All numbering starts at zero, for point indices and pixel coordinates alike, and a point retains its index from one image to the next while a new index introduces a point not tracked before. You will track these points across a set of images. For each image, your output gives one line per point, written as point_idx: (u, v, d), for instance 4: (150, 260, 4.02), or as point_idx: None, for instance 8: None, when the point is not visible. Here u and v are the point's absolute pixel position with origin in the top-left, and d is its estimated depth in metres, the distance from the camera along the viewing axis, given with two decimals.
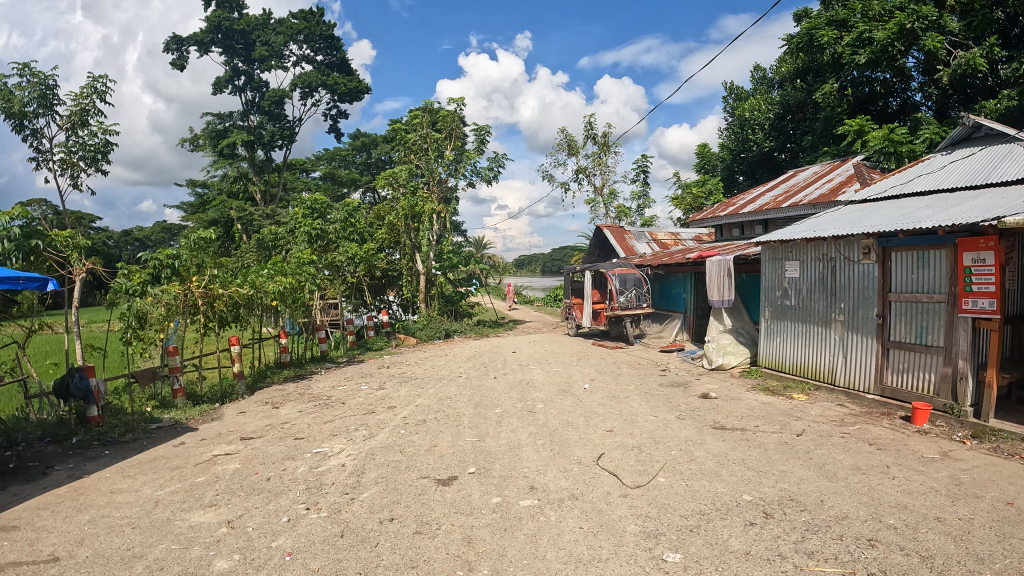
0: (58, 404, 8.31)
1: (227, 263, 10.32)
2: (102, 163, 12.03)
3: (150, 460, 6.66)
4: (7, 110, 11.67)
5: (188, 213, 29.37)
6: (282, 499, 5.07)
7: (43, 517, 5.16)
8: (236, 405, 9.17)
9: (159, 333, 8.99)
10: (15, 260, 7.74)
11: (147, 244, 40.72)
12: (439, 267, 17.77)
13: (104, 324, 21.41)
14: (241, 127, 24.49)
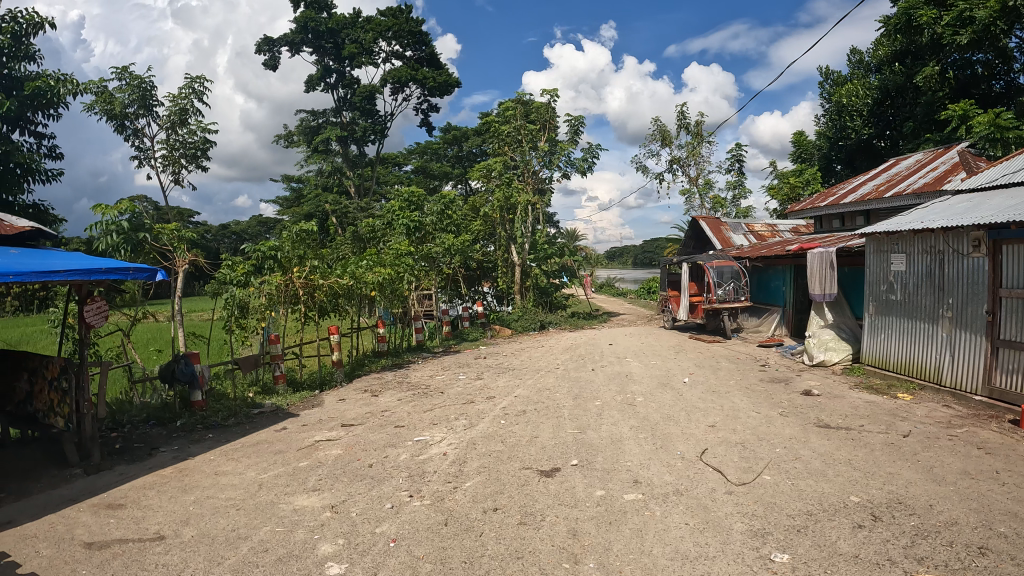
0: (160, 389, 8.76)
1: (327, 255, 10.59)
2: (202, 159, 12.51)
3: (253, 444, 6.90)
4: (109, 112, 12.25)
5: (284, 208, 30.36)
6: (385, 485, 5.17)
7: (150, 496, 5.42)
8: (335, 392, 9.43)
9: (260, 321, 9.29)
10: (124, 252, 8.33)
11: (244, 237, 42.35)
12: (535, 258, 17.91)
13: (207, 313, 22.45)
14: (334, 124, 25.12)
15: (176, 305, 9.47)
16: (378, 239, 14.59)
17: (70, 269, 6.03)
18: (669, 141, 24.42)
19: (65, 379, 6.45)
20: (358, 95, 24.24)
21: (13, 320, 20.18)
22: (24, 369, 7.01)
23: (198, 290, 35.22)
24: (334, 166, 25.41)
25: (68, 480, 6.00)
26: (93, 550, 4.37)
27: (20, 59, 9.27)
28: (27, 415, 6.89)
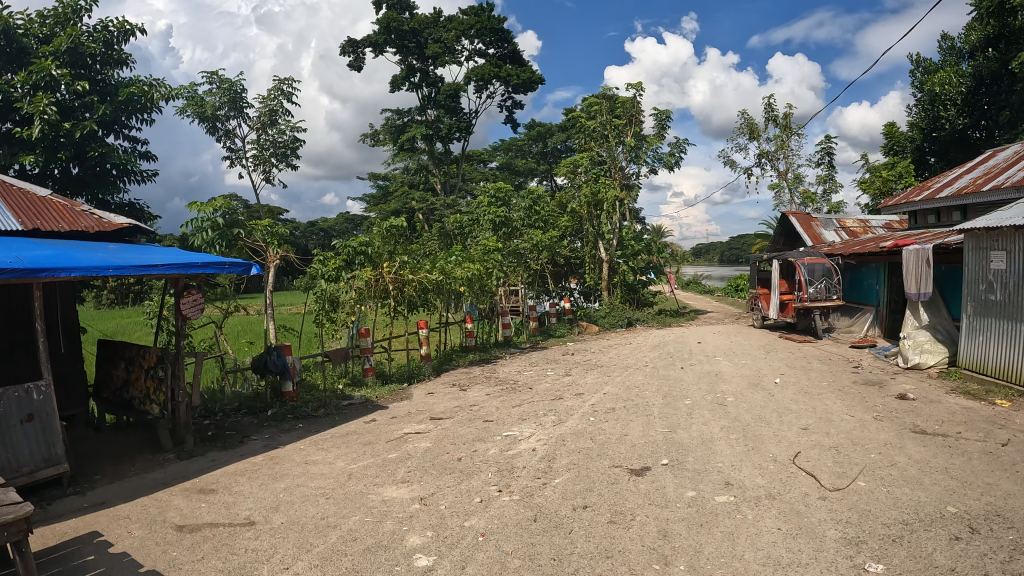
0: (251, 379, 9.16)
1: (418, 250, 10.80)
2: (292, 159, 12.87)
3: (342, 435, 7.09)
4: (202, 115, 12.74)
5: (371, 204, 30.99)
6: (474, 479, 5.23)
7: (240, 483, 5.63)
8: (423, 385, 9.61)
9: (349, 316, 9.74)
10: (218, 247, 8.75)
11: (331, 233, 43.45)
12: (623, 256, 17.48)
13: (296, 306, 23.17)
14: (419, 122, 25.44)
15: (267, 299, 9.76)
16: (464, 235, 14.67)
17: (168, 263, 6.32)
18: (757, 135, 23.84)
19: (161, 367, 6.74)
20: (443, 92, 24.51)
21: (118, 312, 21.33)
22: (121, 358, 7.35)
23: (289, 285, 36.33)
24: (419, 163, 25.78)
25: (162, 464, 6.27)
26: (185, 533, 4.57)
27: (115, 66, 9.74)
28: (124, 401, 7.23)
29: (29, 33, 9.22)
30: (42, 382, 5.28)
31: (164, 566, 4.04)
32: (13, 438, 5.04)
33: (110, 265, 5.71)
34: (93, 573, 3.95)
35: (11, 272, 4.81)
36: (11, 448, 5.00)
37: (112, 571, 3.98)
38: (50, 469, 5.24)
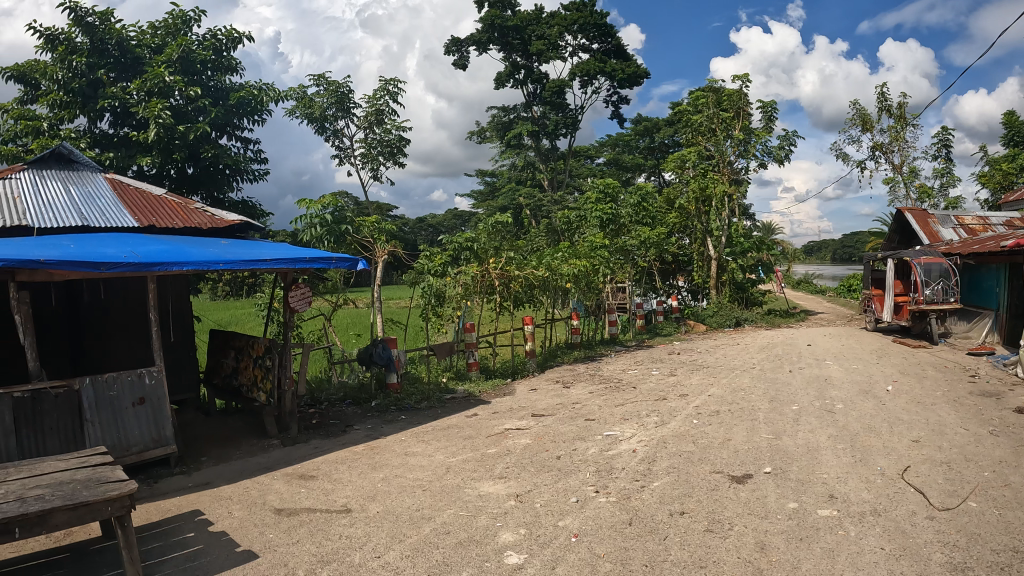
0: (357, 370, 9.49)
1: (523, 246, 10.87)
2: (399, 157, 13.23)
3: (443, 428, 7.24)
4: (310, 116, 13.25)
5: (479, 201, 31.41)
6: (572, 479, 5.21)
7: (340, 471, 5.85)
8: (527, 381, 9.69)
9: (455, 311, 9.86)
10: (327, 242, 9.14)
11: (440, 229, 44.36)
12: (731, 253, 16.94)
13: (405, 300, 23.79)
14: (525, 119, 25.48)
15: (374, 293, 10.01)
16: (571, 231, 14.58)
17: (277, 258, 6.60)
18: (870, 125, 22.49)
19: (269, 357, 7.14)
20: (549, 90, 23.82)
21: (237, 302, 22.58)
22: (230, 347, 7.86)
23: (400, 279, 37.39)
24: (526, 160, 25.91)
25: (267, 449, 6.61)
26: (283, 516, 4.79)
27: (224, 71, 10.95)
28: (233, 388, 7.69)
29: (144, 44, 10.32)
30: (154, 368, 5.88)
31: (260, 547, 4.25)
32: (125, 419, 5.65)
33: (221, 259, 6.03)
34: (191, 550, 4.23)
35: (126, 265, 5.21)
36: (122, 428, 5.63)
37: (211, 549, 4.23)
38: (157, 449, 5.84)
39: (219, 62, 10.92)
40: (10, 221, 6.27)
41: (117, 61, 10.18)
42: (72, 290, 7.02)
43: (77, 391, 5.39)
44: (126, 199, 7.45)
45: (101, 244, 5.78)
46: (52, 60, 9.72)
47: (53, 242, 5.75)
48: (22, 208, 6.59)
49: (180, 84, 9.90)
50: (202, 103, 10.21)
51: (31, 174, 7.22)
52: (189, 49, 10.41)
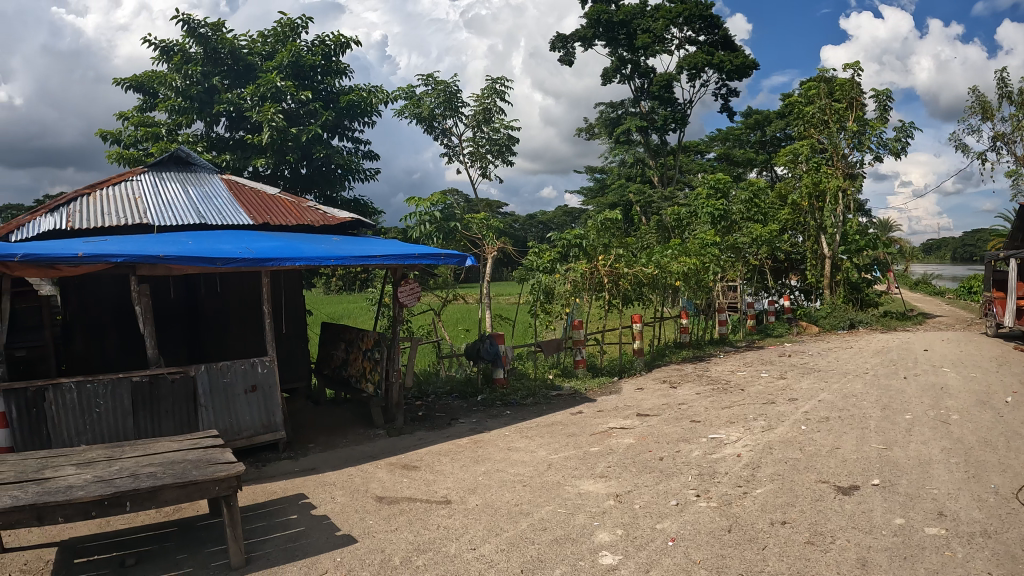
0: (465, 364, 9.68)
1: (632, 243, 10.67)
2: (507, 155, 13.36)
3: (547, 424, 7.27)
4: (420, 116, 13.61)
5: (588, 198, 31.24)
6: (673, 481, 5.11)
7: (443, 462, 5.99)
8: (634, 380, 9.58)
9: (564, 307, 9.87)
10: (435, 239, 9.33)
11: (549, 226, 44.48)
12: (846, 250, 15.94)
13: (513, 296, 23.96)
14: (634, 114, 24.93)
15: (483, 288, 10.08)
16: (682, 227, 14.22)
17: (386, 255, 6.81)
18: (990, 114, 20.75)
19: (377, 350, 7.38)
20: (656, 84, 23.28)
21: (350, 296, 23.51)
22: (341, 340, 8.20)
23: (508, 276, 37.85)
24: (636, 156, 25.56)
25: (372, 438, 6.86)
26: (383, 504, 4.95)
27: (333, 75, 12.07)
28: (342, 378, 8.03)
29: (255, 53, 11.86)
30: (267, 358, 6.21)
31: (359, 532, 4.41)
32: (237, 405, 6.02)
33: (332, 255, 6.27)
34: (293, 531, 4.46)
35: (240, 261, 5.53)
36: (234, 413, 6.00)
37: (312, 531, 4.44)
38: (267, 435, 6.18)
39: (329, 65, 12.07)
40: (133, 220, 6.97)
41: (231, 67, 11.83)
42: (190, 283, 7.61)
43: (193, 377, 5.80)
44: (240, 198, 8.12)
45: (218, 241, 6.16)
46: (171, 68, 11.37)
47: (175, 239, 6.19)
48: (143, 207, 7.32)
49: (291, 88, 11.15)
50: (313, 105, 11.50)
51: (157, 174, 8.35)
52: (300, 54, 11.63)
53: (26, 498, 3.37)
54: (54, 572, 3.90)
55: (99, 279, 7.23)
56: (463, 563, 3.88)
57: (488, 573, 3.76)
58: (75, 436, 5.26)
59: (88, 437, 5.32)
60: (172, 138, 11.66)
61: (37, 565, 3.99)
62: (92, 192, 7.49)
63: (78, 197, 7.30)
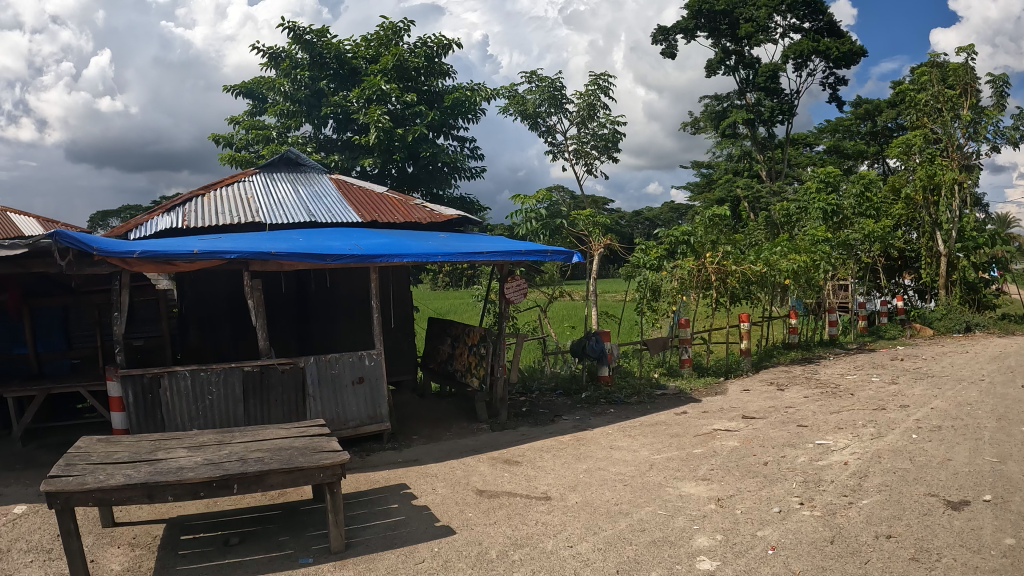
0: (570, 361, 9.68)
1: (740, 240, 10.32)
2: (613, 151, 13.23)
3: (651, 424, 7.17)
4: (524, 113, 13.69)
5: (695, 194, 30.45)
6: (777, 487, 4.93)
7: (544, 459, 6.02)
8: (741, 381, 9.28)
9: (671, 305, 9.72)
10: (543, 236, 9.40)
11: (656, 223, 43.68)
12: (963, 248, 14.81)
13: (618, 294, 23.69)
14: (739, 107, 23.56)
15: (590, 285, 10.02)
16: (792, 224, 13.60)
17: (492, 251, 6.85)
18: None
19: (483, 346, 7.47)
20: (761, 74, 22.26)
21: (455, 293, 23.89)
22: (448, 335, 8.38)
23: (613, 273, 37.46)
24: (742, 150, 24.66)
25: (476, 432, 6.98)
26: (483, 497, 5.03)
27: (436, 76, 12.91)
28: (447, 372, 8.20)
29: (361, 56, 12.93)
30: (374, 352, 6.43)
31: (458, 524, 4.50)
32: (344, 396, 6.27)
33: (439, 252, 6.39)
34: (393, 519, 4.61)
35: (349, 257, 5.75)
36: (341, 404, 6.26)
37: (411, 521, 4.57)
38: (372, 425, 6.41)
39: (432, 68, 12.89)
40: (246, 219, 7.40)
41: (336, 71, 12.97)
42: (301, 278, 8.00)
43: (302, 369, 6.07)
44: (350, 197, 8.45)
45: (328, 238, 6.43)
46: (281, 75, 13.05)
47: (286, 237, 6.47)
48: (255, 206, 7.74)
49: (395, 91, 11.95)
50: (418, 107, 12.23)
51: (269, 174, 8.86)
52: (404, 58, 12.38)
53: (138, 477, 3.64)
54: (164, 546, 4.19)
55: (214, 274, 7.70)
56: (559, 561, 3.88)
57: (583, 572, 3.75)
58: (187, 420, 5.67)
59: (199, 421, 5.71)
60: (281, 140, 13.00)
61: (149, 539, 4.30)
62: (206, 194, 8.00)
63: (191, 198, 7.82)
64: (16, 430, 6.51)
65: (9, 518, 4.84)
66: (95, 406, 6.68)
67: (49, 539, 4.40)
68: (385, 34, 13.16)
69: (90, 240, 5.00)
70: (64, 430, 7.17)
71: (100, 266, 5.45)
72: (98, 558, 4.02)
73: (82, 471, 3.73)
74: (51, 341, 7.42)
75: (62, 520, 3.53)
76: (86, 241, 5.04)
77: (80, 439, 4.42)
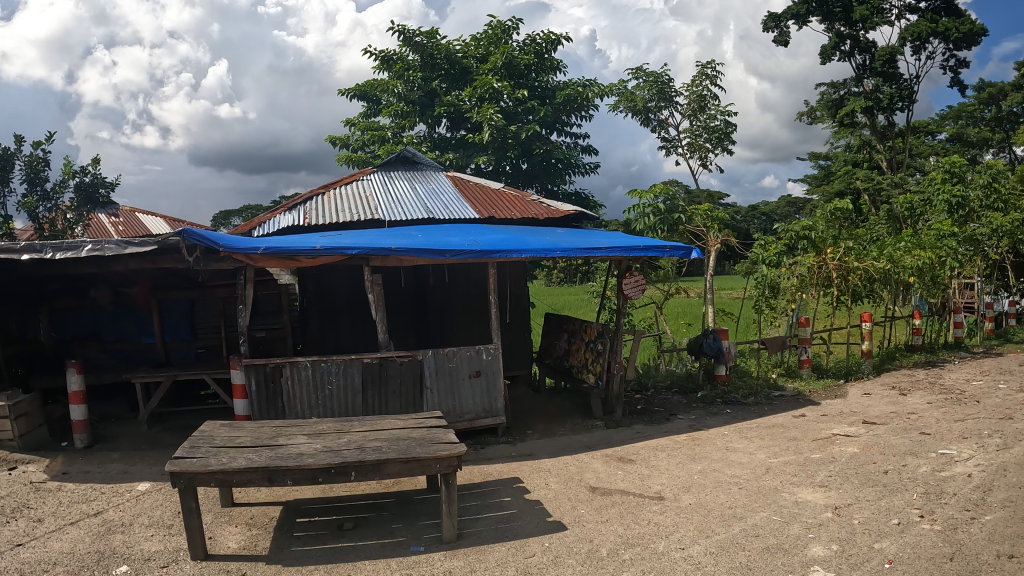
0: (686, 360, 9.52)
1: (861, 235, 9.71)
2: (727, 143, 12.88)
3: (768, 426, 6.95)
4: (634, 109, 13.54)
5: (813, 187, 29.20)
6: (897, 498, 4.68)
7: (658, 458, 5.95)
8: (862, 385, 8.83)
9: (790, 304, 9.42)
10: (661, 231, 9.26)
11: (773, 218, 42.13)
12: None
13: (732, 290, 23.04)
14: (857, 94, 22.19)
15: (708, 282, 9.69)
16: (916, 217, 12.73)
17: (611, 247, 6.68)
18: None
19: (601, 342, 7.46)
20: (878, 59, 20.96)
21: (571, 288, 23.96)
22: (564, 331, 8.43)
23: (727, 268, 36.50)
24: (862, 139, 23.47)
25: (590, 429, 6.99)
26: (596, 494, 5.03)
27: (546, 71, 13.28)
28: (563, 368, 8.25)
29: (471, 55, 13.42)
30: (491, 346, 6.53)
31: (569, 520, 4.52)
32: (462, 388, 6.41)
33: (558, 247, 6.37)
34: (506, 512, 4.68)
35: (467, 252, 5.86)
36: (458, 397, 6.40)
37: (523, 515, 4.63)
38: (488, 419, 6.52)
39: (541, 64, 13.27)
40: (366, 216, 7.68)
41: (447, 72, 13.44)
42: (419, 274, 8.24)
43: (421, 362, 6.25)
44: (467, 193, 8.63)
45: (446, 234, 6.56)
46: (393, 77, 13.50)
47: (406, 233, 6.64)
48: (375, 204, 8.02)
49: (507, 88, 12.30)
50: (530, 103, 12.51)
51: (386, 173, 9.18)
52: (513, 56, 12.68)
53: (259, 461, 3.85)
54: (280, 528, 4.41)
55: (336, 272, 8.04)
56: (670, 563, 3.83)
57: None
58: (308, 409, 5.95)
59: (318, 410, 5.98)
60: (396, 140, 13.42)
61: (265, 520, 4.54)
62: (326, 193, 8.38)
63: (312, 197, 8.22)
64: (143, 413, 7.02)
65: (136, 494, 5.23)
66: (217, 392, 7.07)
67: (169, 515, 4.72)
68: (494, 33, 13.46)
69: (216, 237, 5.36)
70: (190, 415, 7.66)
71: (226, 262, 5.81)
72: (217, 535, 4.29)
73: (206, 453, 4.00)
74: (178, 331, 7.94)
75: (185, 499, 3.80)
76: (213, 238, 5.40)
77: (207, 423, 4.72)
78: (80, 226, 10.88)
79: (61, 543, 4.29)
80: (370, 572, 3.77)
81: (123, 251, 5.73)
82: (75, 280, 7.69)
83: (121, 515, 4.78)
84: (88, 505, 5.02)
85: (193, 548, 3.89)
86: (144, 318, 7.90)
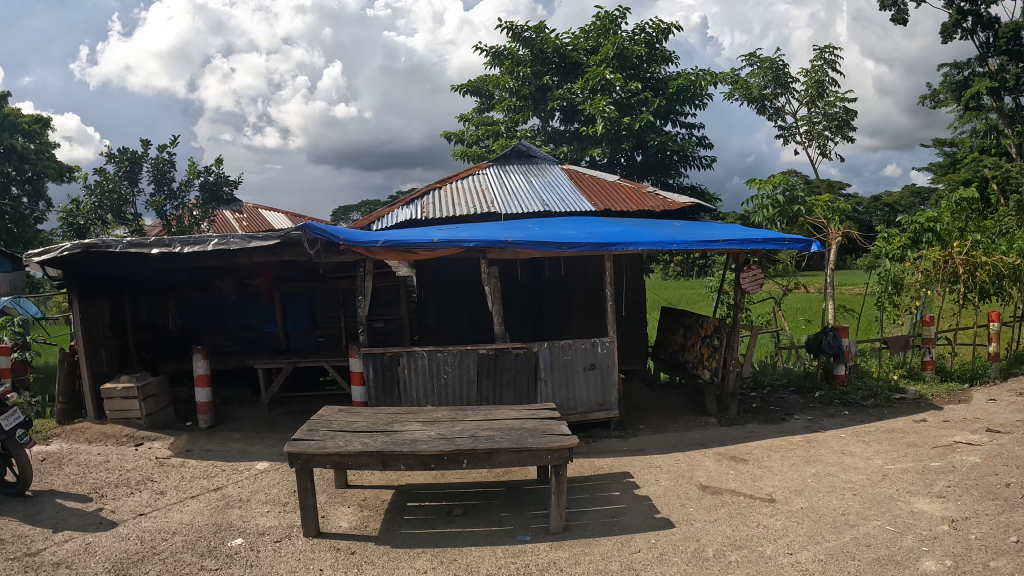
0: (804, 358, 9.21)
1: (991, 226, 9.10)
2: (847, 130, 12.35)
3: (886, 431, 6.65)
4: (749, 97, 13.17)
5: (938, 176, 27.57)
6: (1018, 514, 4.39)
7: (772, 459, 5.80)
8: (988, 390, 8.31)
9: (914, 301, 8.96)
10: (779, 224, 8.99)
11: (896, 209, 40.05)
12: None
13: (852, 286, 22.13)
14: (981, 75, 20.84)
15: (829, 277, 9.19)
16: None
17: (728, 239, 6.54)
18: None
19: (717, 337, 7.31)
20: (1001, 36, 19.53)
21: (687, 282, 23.73)
22: (680, 326, 8.32)
23: (849, 263, 35.10)
24: (989, 123, 21.99)
25: (703, 426, 6.88)
26: (706, 493, 4.95)
27: (658, 62, 13.13)
28: (679, 363, 8.17)
29: (582, 48, 13.47)
30: (607, 339, 6.49)
31: (677, 518, 4.47)
32: (576, 381, 6.42)
33: (674, 240, 6.28)
34: (614, 507, 4.68)
35: (585, 245, 5.86)
36: (572, 389, 6.41)
37: (631, 510, 4.61)
38: (601, 412, 6.49)
39: (652, 54, 13.12)
40: (482, 209, 7.79)
41: (558, 65, 13.55)
42: (536, 268, 8.31)
43: (536, 353, 6.30)
44: (583, 186, 8.64)
45: (563, 227, 6.57)
46: (505, 72, 13.71)
47: (524, 228, 6.60)
48: (491, 198, 8.14)
49: (617, 80, 12.25)
50: (642, 95, 12.43)
51: (501, 167, 9.31)
52: (624, 47, 12.73)
53: (374, 445, 3.99)
54: (391, 510, 4.56)
55: (452, 264, 8.19)
56: (776, 567, 3.73)
57: None
58: (423, 397, 6.17)
59: (434, 398, 6.18)
60: (510, 134, 13.58)
61: (377, 502, 4.71)
62: (442, 187, 8.58)
63: (429, 191, 8.43)
64: (263, 397, 7.38)
65: (255, 472, 5.51)
66: (334, 379, 7.37)
67: (286, 493, 4.96)
68: (603, 24, 13.39)
69: (337, 231, 5.55)
70: (305, 400, 8.00)
71: (342, 255, 6.02)
72: (330, 515, 4.47)
73: (324, 436, 4.17)
74: (299, 320, 8.31)
75: (301, 478, 3.99)
76: (335, 232, 5.58)
77: (324, 407, 4.91)
78: (206, 222, 11.53)
79: (183, 515, 4.58)
80: (477, 558, 3.84)
81: (246, 245, 6.05)
82: (201, 273, 8.07)
83: (239, 491, 5.06)
84: (209, 480, 5.33)
85: (306, 526, 4.07)
86: (267, 307, 8.31)
